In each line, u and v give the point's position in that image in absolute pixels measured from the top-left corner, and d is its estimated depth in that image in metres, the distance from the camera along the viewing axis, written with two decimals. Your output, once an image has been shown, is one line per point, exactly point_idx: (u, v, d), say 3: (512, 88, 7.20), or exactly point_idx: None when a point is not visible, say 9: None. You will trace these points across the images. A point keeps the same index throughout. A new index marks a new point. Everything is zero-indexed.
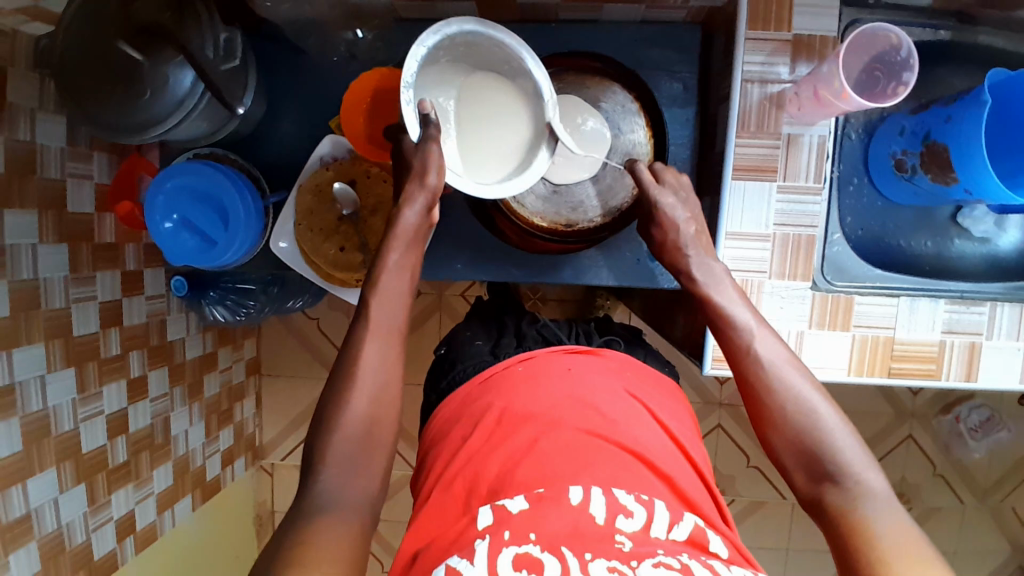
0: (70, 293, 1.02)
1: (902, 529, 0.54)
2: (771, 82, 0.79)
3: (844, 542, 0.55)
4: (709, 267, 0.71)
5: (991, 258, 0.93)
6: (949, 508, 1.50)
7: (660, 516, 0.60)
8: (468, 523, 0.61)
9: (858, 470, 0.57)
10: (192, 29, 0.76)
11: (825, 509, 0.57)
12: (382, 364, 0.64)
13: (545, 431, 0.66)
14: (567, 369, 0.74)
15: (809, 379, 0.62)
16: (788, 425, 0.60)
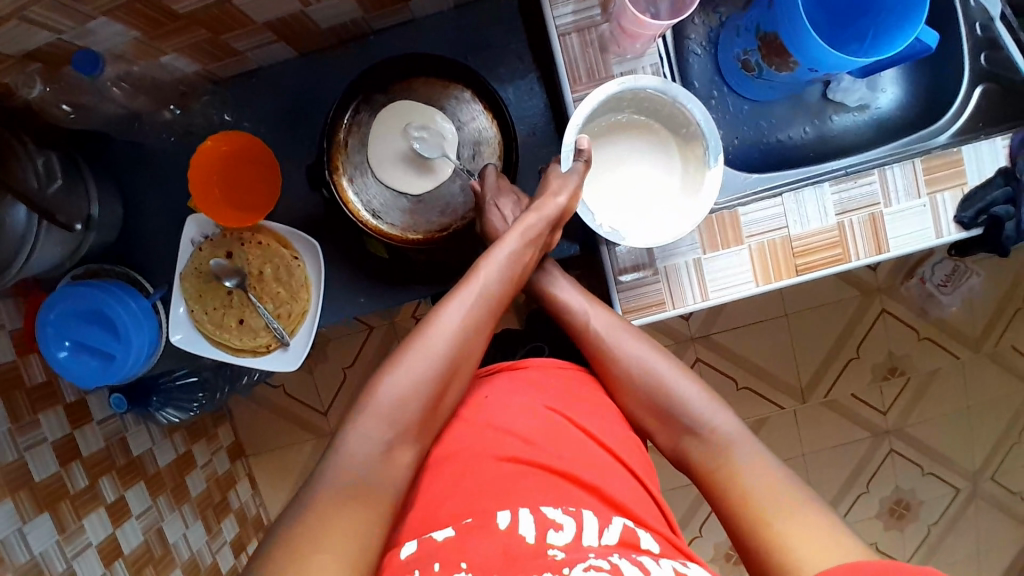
0: (19, 443, 1.06)
1: (755, 458, 0.66)
2: (588, 27, 0.77)
3: (716, 492, 0.66)
4: (551, 273, 0.82)
5: (875, 122, 0.90)
6: (946, 368, 1.48)
7: (590, 524, 0.59)
8: (394, 557, 0.59)
9: (709, 418, 0.71)
10: (13, 164, 0.73)
11: (703, 465, 0.69)
12: (430, 375, 0.66)
13: (465, 466, 0.64)
14: (483, 398, 0.71)
15: (667, 362, 0.75)
16: (652, 399, 0.73)
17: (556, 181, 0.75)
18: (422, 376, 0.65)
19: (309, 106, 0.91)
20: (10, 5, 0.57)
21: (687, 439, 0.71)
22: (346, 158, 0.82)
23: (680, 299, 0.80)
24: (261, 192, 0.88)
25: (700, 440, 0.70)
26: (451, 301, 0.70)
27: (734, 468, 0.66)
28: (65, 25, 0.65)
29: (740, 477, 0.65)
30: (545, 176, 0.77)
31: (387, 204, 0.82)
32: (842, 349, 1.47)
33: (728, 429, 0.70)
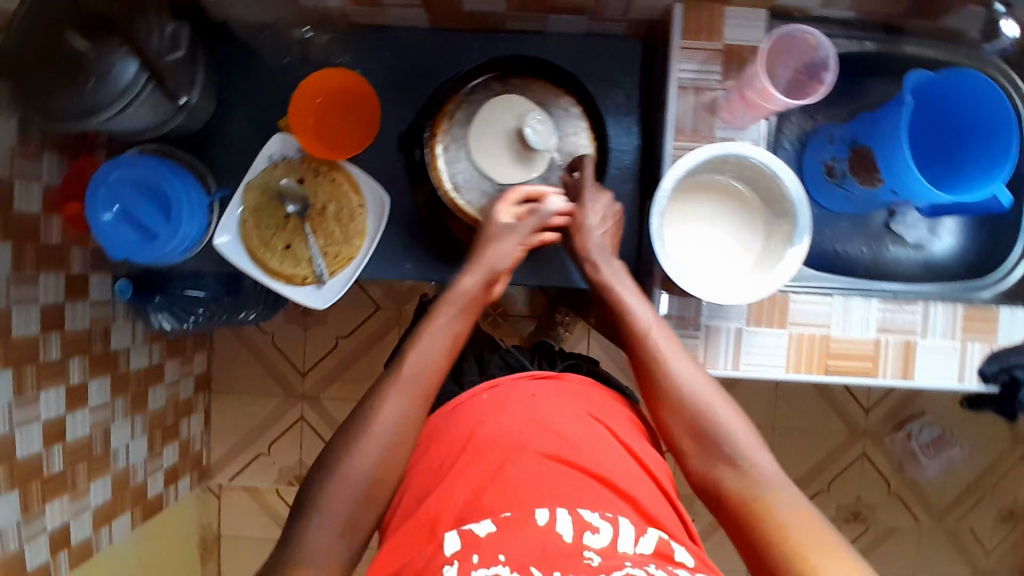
0: (11, 292, 1.03)
1: (794, 501, 0.66)
2: (705, 90, 0.82)
3: (749, 525, 0.65)
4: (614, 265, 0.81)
5: (925, 263, 0.96)
6: (905, 528, 1.50)
7: (625, 533, 0.61)
8: (436, 549, 0.61)
9: (750, 453, 0.70)
10: (141, 25, 0.77)
11: (733, 497, 0.68)
12: (428, 360, 0.71)
13: (509, 457, 0.66)
14: (531, 395, 0.74)
15: (711, 386, 0.74)
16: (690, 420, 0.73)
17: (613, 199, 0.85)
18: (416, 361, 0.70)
19: (423, 72, 0.93)
20: None
21: (723, 468, 0.70)
22: (447, 127, 0.86)
23: (711, 362, 0.82)
24: (352, 135, 0.90)
25: (738, 471, 0.69)
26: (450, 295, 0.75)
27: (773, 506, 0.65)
28: None
29: (779, 516, 0.64)
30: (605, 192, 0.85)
31: (469, 181, 0.85)
32: (816, 479, 1.48)
33: (768, 469, 0.69)
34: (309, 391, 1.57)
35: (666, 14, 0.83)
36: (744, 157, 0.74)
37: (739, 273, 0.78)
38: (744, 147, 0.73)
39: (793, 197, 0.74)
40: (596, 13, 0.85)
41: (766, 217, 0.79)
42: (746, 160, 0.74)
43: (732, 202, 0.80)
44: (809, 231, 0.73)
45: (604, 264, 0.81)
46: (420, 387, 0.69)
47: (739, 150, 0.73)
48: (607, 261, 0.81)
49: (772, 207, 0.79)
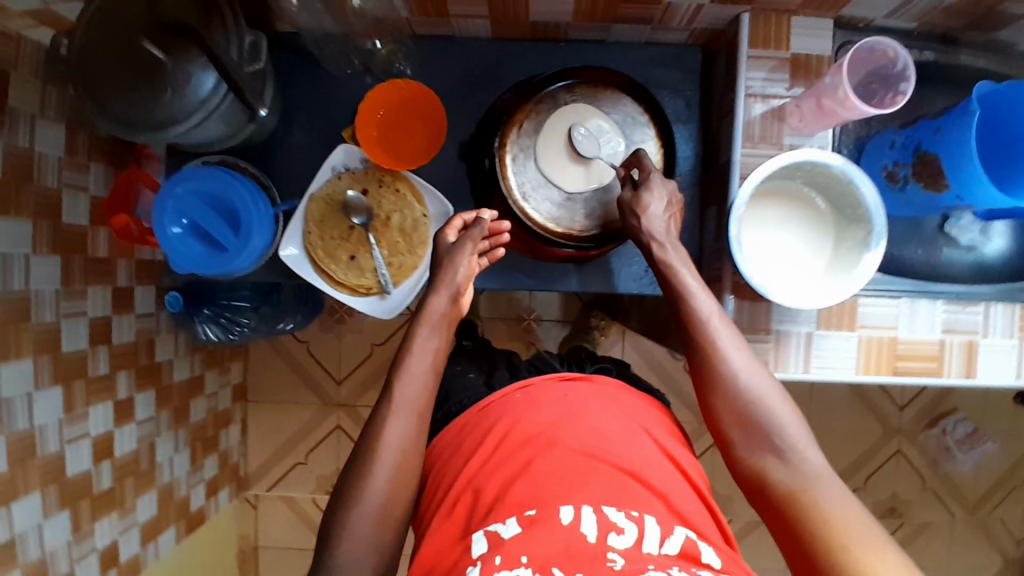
0: (61, 307, 1.00)
1: (842, 498, 0.61)
2: (773, 97, 0.83)
3: (792, 520, 0.62)
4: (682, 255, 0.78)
5: (977, 265, 0.95)
6: (939, 522, 1.52)
7: (652, 532, 0.60)
8: (465, 549, 0.62)
9: (799, 446, 0.65)
10: (218, 28, 0.74)
11: (775, 491, 0.65)
12: (427, 365, 0.74)
13: (541, 456, 0.66)
14: (566, 396, 0.74)
15: (763, 373, 0.70)
16: (741, 409, 0.68)
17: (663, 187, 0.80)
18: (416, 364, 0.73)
19: (483, 82, 0.94)
20: None
21: (770, 460, 0.66)
22: (515, 138, 0.85)
23: (782, 366, 0.83)
24: (415, 147, 0.90)
25: (785, 464, 0.65)
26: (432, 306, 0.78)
27: (820, 503, 0.61)
28: None
29: (825, 514, 0.60)
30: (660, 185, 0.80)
31: (538, 192, 0.85)
32: (852, 475, 1.50)
33: (817, 464, 0.65)
34: (346, 399, 1.59)
35: (733, 22, 0.84)
36: (818, 164, 0.75)
37: (811, 278, 0.79)
38: (819, 155, 0.74)
39: (869, 203, 0.75)
40: (662, 22, 0.86)
41: (838, 222, 0.80)
42: (819, 168, 0.75)
43: (802, 208, 0.81)
44: (885, 238, 0.74)
45: (669, 245, 0.78)
46: (416, 407, 0.71)
47: (813, 158, 0.74)
48: (675, 248, 0.79)
49: (844, 213, 0.79)
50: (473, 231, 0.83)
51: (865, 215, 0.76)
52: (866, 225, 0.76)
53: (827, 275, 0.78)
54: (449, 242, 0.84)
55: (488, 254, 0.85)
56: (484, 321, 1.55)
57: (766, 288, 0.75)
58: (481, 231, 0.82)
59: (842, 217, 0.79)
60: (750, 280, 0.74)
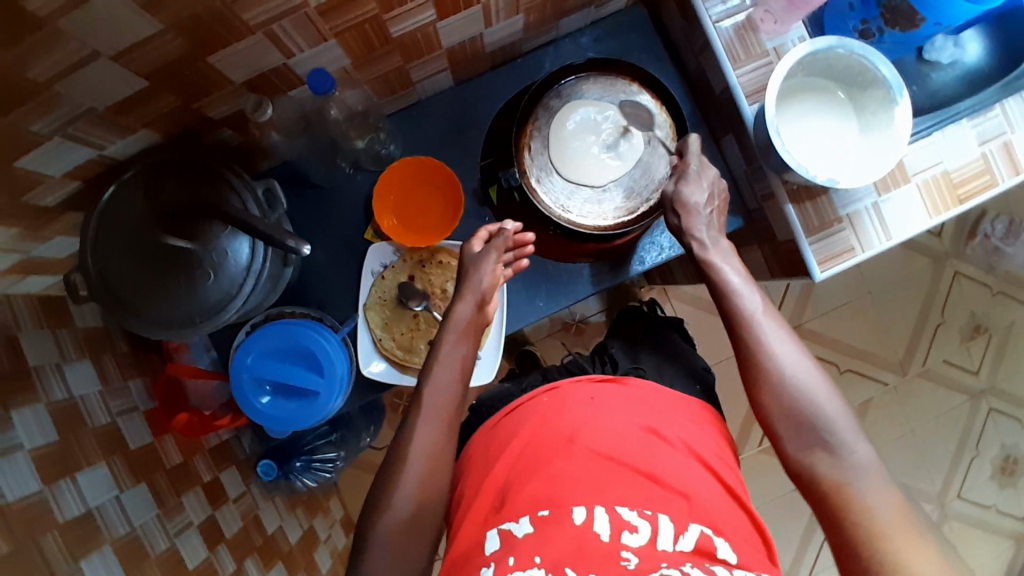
0: (168, 528, 0.97)
1: (887, 499, 0.62)
2: (736, 13, 0.84)
3: (836, 514, 0.63)
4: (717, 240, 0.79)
5: (966, 77, 0.91)
6: (1021, 319, 1.56)
7: (665, 530, 0.64)
8: (479, 547, 0.66)
9: (850, 441, 0.66)
10: (229, 193, 0.73)
11: (817, 476, 0.66)
12: (453, 366, 0.77)
13: (577, 475, 0.68)
14: (590, 400, 0.77)
15: (806, 359, 0.71)
16: (784, 396, 0.69)
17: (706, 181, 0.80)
18: (449, 365, 0.76)
19: (466, 127, 0.94)
20: (269, 14, 0.59)
21: (816, 452, 0.67)
22: (531, 161, 0.86)
23: (866, 242, 0.85)
24: (438, 216, 0.90)
25: (833, 458, 0.66)
26: (456, 314, 0.79)
27: (862, 501, 0.62)
28: (297, 45, 0.66)
29: (866, 511, 0.62)
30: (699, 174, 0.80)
31: (575, 199, 0.85)
32: (928, 315, 1.54)
33: (866, 460, 0.65)
34: None
35: None
36: (817, 50, 0.77)
37: (855, 153, 0.81)
38: (814, 42, 0.76)
39: (877, 66, 0.77)
40: None
41: (854, 93, 0.82)
42: (818, 54, 0.78)
43: (815, 96, 0.83)
44: (905, 85, 0.76)
45: (709, 243, 0.78)
46: (445, 414, 0.73)
47: (810, 48, 0.77)
48: (716, 240, 0.79)
49: (854, 83, 0.81)
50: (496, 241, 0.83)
51: (878, 75, 0.78)
52: (883, 83, 0.78)
53: (869, 143, 0.80)
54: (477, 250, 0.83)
55: (512, 264, 0.85)
56: (539, 345, 1.55)
57: (829, 180, 0.76)
58: (504, 240, 0.82)
59: (854, 87, 0.81)
60: (813, 179, 0.75)
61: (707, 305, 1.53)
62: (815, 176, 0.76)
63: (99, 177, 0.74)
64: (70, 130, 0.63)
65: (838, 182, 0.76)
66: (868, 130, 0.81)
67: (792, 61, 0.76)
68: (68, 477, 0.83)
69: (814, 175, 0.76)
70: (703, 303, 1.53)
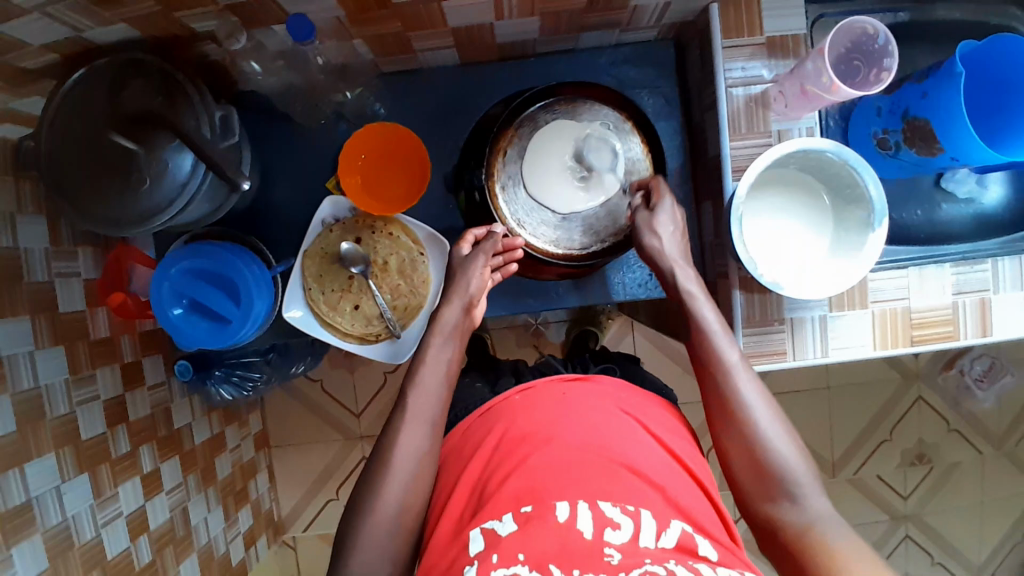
0: (73, 396, 1.00)
1: (849, 541, 0.62)
2: (753, 84, 0.81)
3: (803, 562, 0.63)
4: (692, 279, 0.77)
5: (977, 218, 0.92)
6: (968, 461, 1.54)
7: (647, 527, 0.63)
8: (460, 549, 0.64)
9: (806, 491, 0.66)
10: (184, 109, 0.73)
11: (779, 524, 0.66)
12: (442, 361, 0.77)
13: (549, 461, 0.68)
14: (562, 395, 0.77)
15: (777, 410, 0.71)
16: (747, 442, 0.69)
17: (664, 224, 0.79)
18: (436, 360, 0.76)
19: (459, 110, 0.93)
20: None
21: (779, 502, 0.66)
22: (502, 166, 0.84)
23: (800, 352, 0.84)
24: (403, 188, 0.89)
25: (795, 507, 0.66)
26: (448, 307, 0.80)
27: (824, 545, 0.62)
28: None
29: (831, 564, 0.61)
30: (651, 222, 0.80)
31: (532, 217, 0.85)
32: (876, 430, 1.52)
33: (824, 511, 0.65)
34: (367, 430, 1.60)
35: (701, 13, 0.82)
36: (811, 149, 0.74)
37: (817, 263, 0.78)
38: (809, 141, 0.72)
39: (867, 184, 0.74)
40: (630, 23, 0.84)
41: (838, 202, 0.79)
42: (812, 153, 0.75)
43: (800, 192, 0.80)
44: (887, 214, 0.73)
45: (685, 278, 0.77)
46: (430, 418, 0.73)
47: (805, 146, 0.74)
48: (686, 269, 0.78)
49: (842, 192, 0.78)
50: (486, 244, 0.82)
51: (867, 193, 0.75)
52: (870, 203, 0.75)
53: (835, 257, 0.78)
54: (466, 253, 0.84)
55: (501, 268, 0.83)
56: (494, 334, 1.54)
57: (774, 282, 0.74)
58: (494, 245, 0.81)
59: (839, 197, 0.78)
60: (758, 277, 0.73)
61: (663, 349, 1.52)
62: (762, 275, 0.73)
63: (80, 54, 0.75)
64: (49, 11, 0.63)
65: (782, 287, 0.73)
66: (837, 244, 0.78)
67: (782, 152, 0.73)
68: None
69: (761, 273, 0.73)
70: (661, 345, 1.52)
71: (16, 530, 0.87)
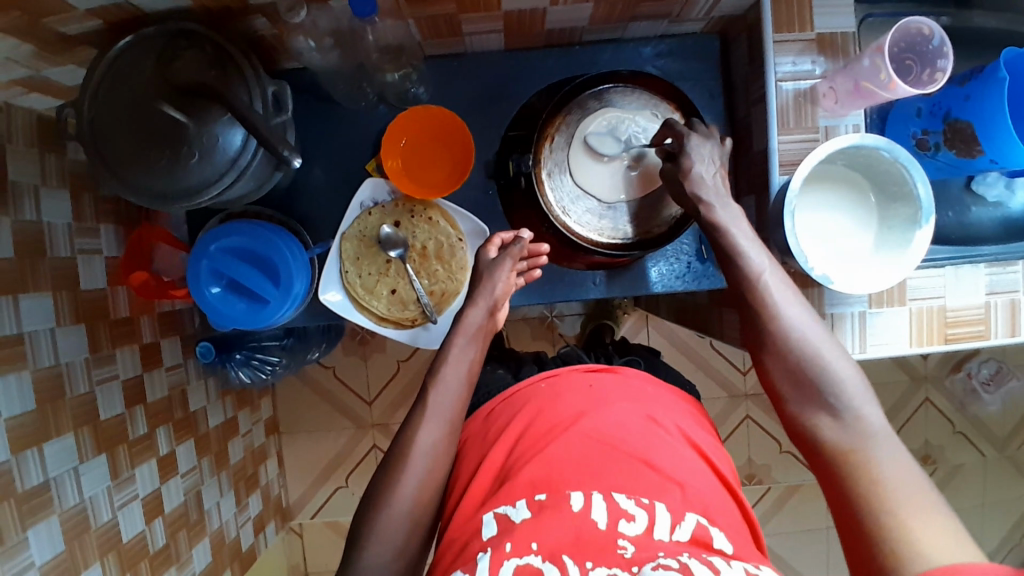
0: (93, 375, 0.98)
1: (896, 460, 0.60)
2: (802, 79, 0.81)
3: (845, 481, 0.61)
4: (731, 209, 0.75)
5: (1005, 220, 0.93)
6: (971, 463, 1.56)
7: (662, 519, 0.61)
8: (474, 534, 0.64)
9: (853, 402, 0.64)
10: (237, 84, 0.73)
11: (819, 437, 0.65)
12: (463, 360, 0.78)
13: (570, 452, 0.68)
14: (589, 387, 0.77)
15: (819, 326, 0.70)
16: (788, 357, 0.68)
17: (705, 151, 0.76)
18: (457, 359, 0.77)
19: (501, 97, 0.93)
20: None
21: (820, 417, 0.65)
22: (549, 153, 0.84)
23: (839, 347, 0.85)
24: (444, 173, 0.89)
25: (838, 421, 0.64)
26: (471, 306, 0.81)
27: (867, 460, 0.60)
28: None
29: (875, 473, 0.59)
30: (687, 147, 0.76)
31: (577, 205, 0.85)
32: None
33: (874, 422, 0.63)
34: (379, 419, 1.59)
35: (751, 8, 0.82)
36: (864, 145, 0.74)
37: (859, 259, 0.79)
38: (864, 136, 0.73)
39: (915, 182, 0.75)
40: (680, 15, 0.84)
41: (881, 201, 0.79)
42: (864, 150, 0.75)
43: (844, 189, 0.81)
44: (934, 212, 0.74)
45: (718, 206, 0.75)
46: (449, 415, 0.74)
47: (858, 142, 0.74)
48: (724, 205, 0.75)
49: (887, 190, 0.79)
50: (512, 248, 0.84)
51: (914, 192, 0.76)
52: (917, 201, 0.76)
53: (877, 254, 0.79)
54: (492, 256, 0.85)
55: (525, 273, 0.87)
56: (509, 326, 1.53)
57: (823, 276, 0.75)
58: (520, 249, 0.83)
59: (884, 195, 0.79)
60: (807, 270, 0.74)
61: (678, 346, 1.53)
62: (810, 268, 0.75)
63: (123, 24, 0.73)
64: None
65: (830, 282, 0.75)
66: (880, 241, 0.79)
67: (836, 147, 0.74)
68: (11, 298, 0.84)
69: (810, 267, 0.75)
70: (675, 341, 1.52)
71: (36, 510, 0.86)
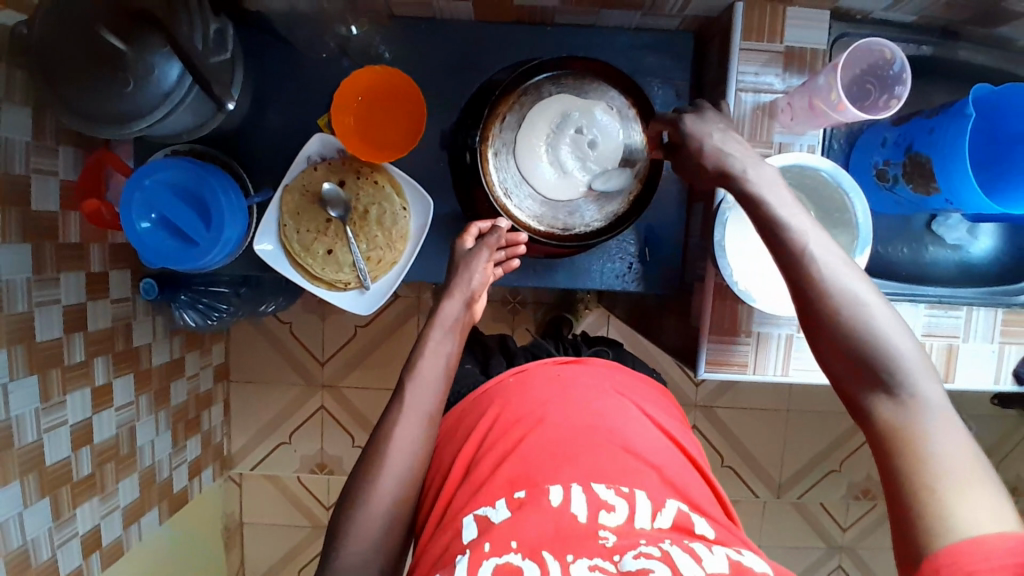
0: (33, 295, 0.97)
1: (955, 442, 0.52)
2: (763, 92, 0.79)
3: (894, 464, 0.53)
4: (764, 169, 0.65)
5: (961, 265, 0.92)
6: None
7: (642, 507, 0.60)
8: (453, 536, 0.61)
9: (912, 376, 0.55)
10: (181, 15, 0.71)
11: (871, 413, 0.56)
12: (438, 357, 0.73)
13: (548, 438, 0.66)
14: (557, 375, 0.76)
15: (869, 287, 0.59)
16: (838, 327, 0.58)
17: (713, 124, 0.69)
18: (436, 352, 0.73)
19: (466, 69, 0.91)
20: None
21: (875, 393, 0.56)
22: (498, 132, 0.83)
23: (761, 366, 0.83)
24: (398, 138, 0.87)
25: (891, 397, 0.55)
26: (449, 298, 0.77)
27: (921, 442, 0.52)
28: None
29: (928, 456, 0.51)
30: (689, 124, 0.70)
31: (519, 189, 0.85)
32: (827, 459, 1.53)
33: (931, 397, 0.54)
34: (330, 380, 1.60)
35: (725, 10, 0.80)
36: (805, 165, 0.73)
37: None
38: (804, 155, 0.72)
39: (855, 209, 0.74)
40: (654, 7, 0.82)
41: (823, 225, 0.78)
42: (807, 170, 0.74)
43: None
44: (869, 242, 0.73)
45: (748, 163, 0.66)
46: (427, 411, 0.70)
47: (802, 161, 0.73)
48: (757, 164, 0.66)
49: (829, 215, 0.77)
50: (488, 239, 0.81)
51: (852, 219, 0.74)
52: (855, 228, 0.75)
53: None
54: (468, 249, 0.82)
55: (503, 264, 0.83)
56: None
57: (746, 291, 0.76)
58: (497, 240, 0.80)
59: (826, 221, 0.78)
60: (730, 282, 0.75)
61: (634, 347, 1.51)
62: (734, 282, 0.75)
63: None
64: None
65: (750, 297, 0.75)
66: None
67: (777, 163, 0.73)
68: None
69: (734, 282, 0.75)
70: (631, 343, 1.51)
71: None
